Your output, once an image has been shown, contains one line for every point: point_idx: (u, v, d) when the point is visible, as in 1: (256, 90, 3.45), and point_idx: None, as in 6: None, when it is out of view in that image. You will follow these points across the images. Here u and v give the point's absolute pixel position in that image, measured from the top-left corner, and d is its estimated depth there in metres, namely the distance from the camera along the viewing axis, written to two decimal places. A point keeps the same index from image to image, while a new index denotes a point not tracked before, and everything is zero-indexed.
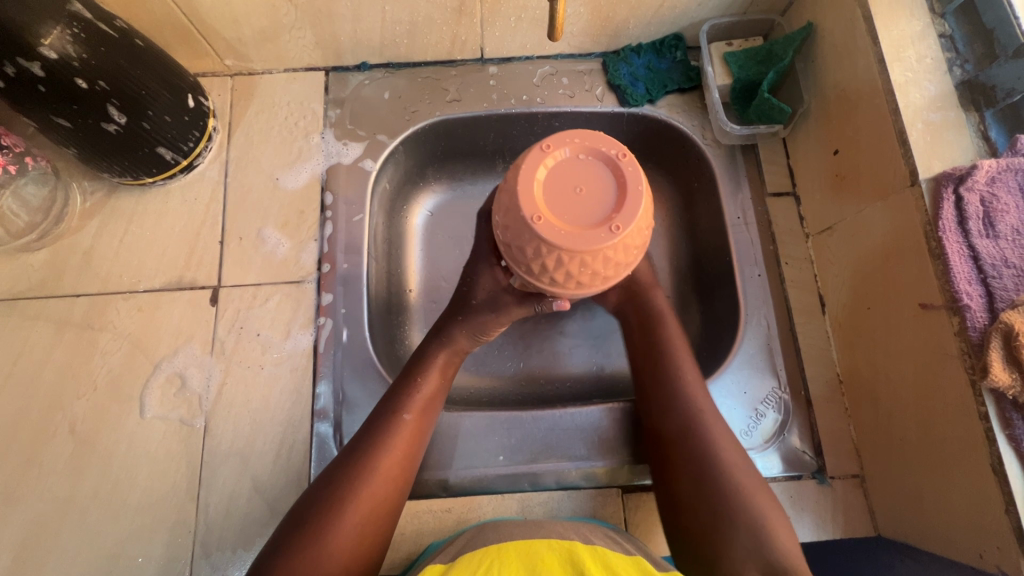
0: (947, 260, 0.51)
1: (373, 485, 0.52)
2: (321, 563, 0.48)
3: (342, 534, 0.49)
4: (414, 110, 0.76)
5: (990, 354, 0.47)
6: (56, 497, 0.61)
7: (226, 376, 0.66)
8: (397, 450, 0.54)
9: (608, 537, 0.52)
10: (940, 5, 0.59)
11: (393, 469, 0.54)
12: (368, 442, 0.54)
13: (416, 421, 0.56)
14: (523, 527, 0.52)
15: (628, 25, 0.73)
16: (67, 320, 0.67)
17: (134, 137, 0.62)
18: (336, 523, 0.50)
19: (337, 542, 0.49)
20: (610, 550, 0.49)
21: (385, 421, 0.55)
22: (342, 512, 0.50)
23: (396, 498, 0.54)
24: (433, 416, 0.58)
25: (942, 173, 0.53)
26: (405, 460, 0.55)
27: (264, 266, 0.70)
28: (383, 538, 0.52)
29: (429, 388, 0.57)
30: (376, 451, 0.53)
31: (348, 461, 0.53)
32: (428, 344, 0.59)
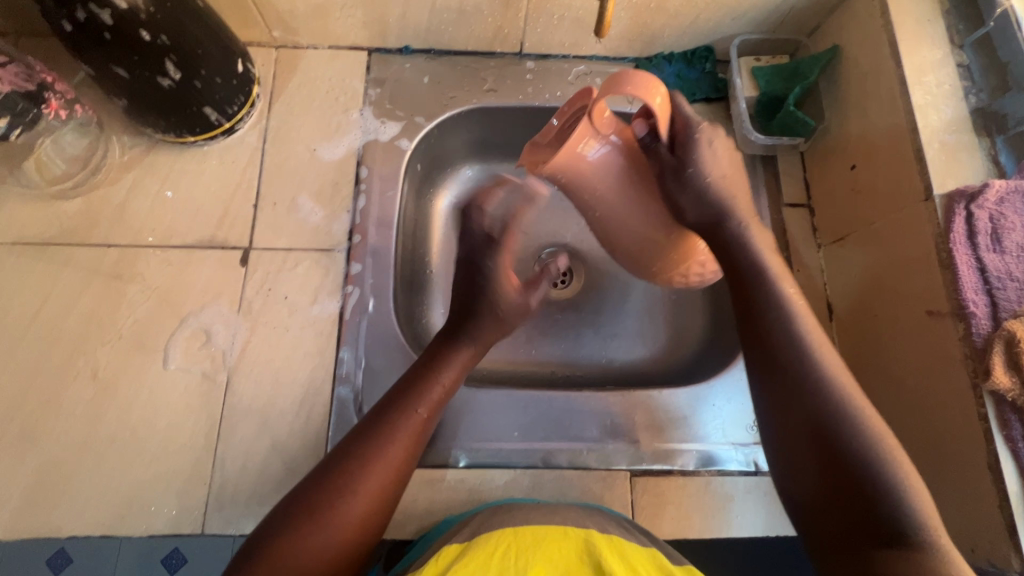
0: (955, 271, 0.54)
1: (380, 470, 0.51)
2: (311, 546, 0.47)
3: (341, 517, 0.48)
4: (452, 96, 0.78)
5: (992, 358, 0.50)
6: (74, 439, 0.62)
7: (251, 335, 0.67)
8: (406, 442, 0.53)
9: (625, 527, 0.54)
10: (959, 38, 0.64)
11: (400, 459, 0.52)
12: (379, 427, 0.53)
13: (426, 416, 0.55)
14: (540, 512, 0.54)
15: (664, 33, 0.76)
16: (97, 268, 0.68)
17: (185, 94, 0.64)
18: (338, 507, 0.48)
19: (337, 523, 0.48)
20: (627, 541, 0.51)
21: (398, 409, 0.54)
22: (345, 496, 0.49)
23: (392, 493, 0.52)
24: (439, 411, 0.57)
25: (955, 191, 0.56)
26: (411, 454, 0.53)
27: (296, 231, 0.71)
28: (378, 529, 0.51)
29: (446, 383, 0.57)
30: (387, 437, 0.52)
31: (358, 443, 0.52)
32: (446, 344, 0.60)
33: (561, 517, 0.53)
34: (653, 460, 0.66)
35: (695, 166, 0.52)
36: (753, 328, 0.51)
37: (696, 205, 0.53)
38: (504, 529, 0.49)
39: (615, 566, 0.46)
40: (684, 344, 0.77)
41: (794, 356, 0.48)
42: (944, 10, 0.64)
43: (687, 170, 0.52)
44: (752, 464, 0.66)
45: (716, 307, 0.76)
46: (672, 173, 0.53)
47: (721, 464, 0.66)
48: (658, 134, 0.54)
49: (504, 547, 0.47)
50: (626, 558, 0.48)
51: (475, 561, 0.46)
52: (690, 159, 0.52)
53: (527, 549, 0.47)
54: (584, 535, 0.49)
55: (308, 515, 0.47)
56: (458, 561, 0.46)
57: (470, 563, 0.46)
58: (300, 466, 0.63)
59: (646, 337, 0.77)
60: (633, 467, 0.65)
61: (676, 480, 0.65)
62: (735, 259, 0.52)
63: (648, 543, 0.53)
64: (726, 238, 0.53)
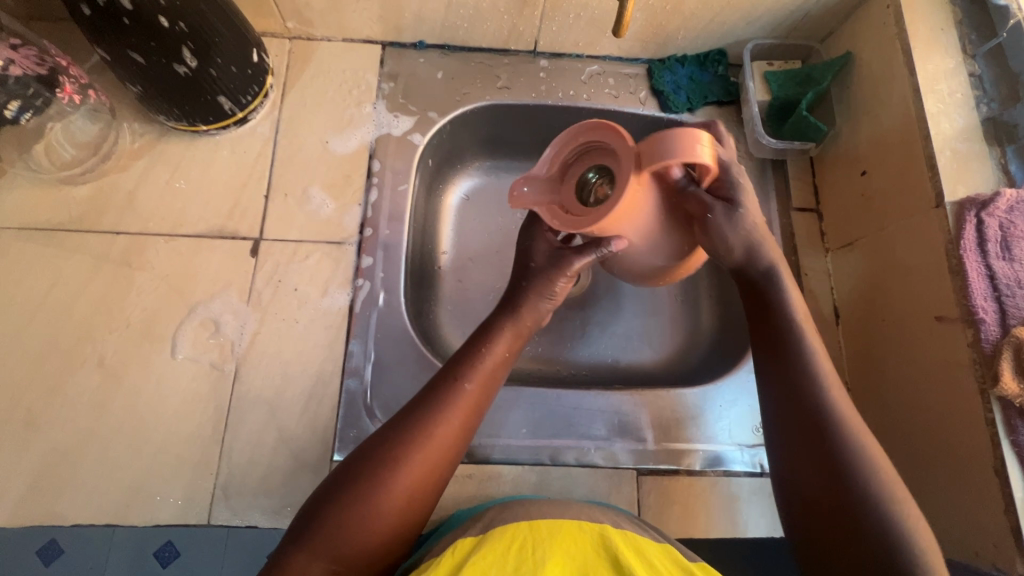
0: (966, 278, 0.55)
1: (429, 448, 0.50)
2: (364, 522, 0.47)
3: (393, 490, 0.48)
4: (465, 92, 0.79)
5: (1001, 364, 0.51)
6: (80, 427, 0.61)
7: (260, 326, 0.66)
8: (455, 420, 0.52)
9: (636, 523, 0.54)
10: (971, 48, 0.64)
11: (450, 440, 0.52)
12: (429, 404, 0.53)
13: (476, 392, 0.54)
14: (552, 506, 0.54)
15: (678, 35, 0.76)
16: (105, 255, 0.67)
17: (200, 82, 0.63)
18: (385, 487, 0.48)
19: (390, 497, 0.48)
20: (639, 535, 0.52)
21: (447, 387, 0.54)
22: (399, 469, 0.49)
23: (442, 472, 0.51)
24: (492, 391, 0.56)
25: (966, 198, 0.57)
26: (461, 430, 0.53)
27: (307, 223, 0.71)
28: (430, 503, 0.51)
29: (495, 362, 0.56)
30: (436, 414, 0.52)
31: (407, 421, 0.52)
32: (497, 316, 0.58)
33: (575, 512, 0.53)
34: (661, 460, 0.66)
35: (744, 207, 0.52)
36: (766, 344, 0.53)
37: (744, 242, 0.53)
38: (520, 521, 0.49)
39: (632, 562, 0.46)
40: (690, 345, 0.77)
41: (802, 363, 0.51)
42: (957, 20, 0.65)
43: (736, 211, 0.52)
44: (758, 466, 0.66)
45: (722, 310, 0.77)
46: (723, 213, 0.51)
47: (727, 465, 0.66)
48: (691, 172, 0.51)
49: (521, 537, 0.47)
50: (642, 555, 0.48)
51: (492, 553, 0.46)
52: (736, 201, 0.52)
53: (543, 540, 0.47)
54: (600, 530, 0.49)
55: (360, 490, 0.48)
56: (472, 554, 0.46)
57: (487, 554, 0.46)
58: (308, 458, 0.62)
59: (653, 337, 0.78)
60: (640, 466, 0.66)
61: (683, 480, 0.65)
62: (762, 296, 0.54)
63: (661, 539, 0.53)
64: (755, 276, 0.54)
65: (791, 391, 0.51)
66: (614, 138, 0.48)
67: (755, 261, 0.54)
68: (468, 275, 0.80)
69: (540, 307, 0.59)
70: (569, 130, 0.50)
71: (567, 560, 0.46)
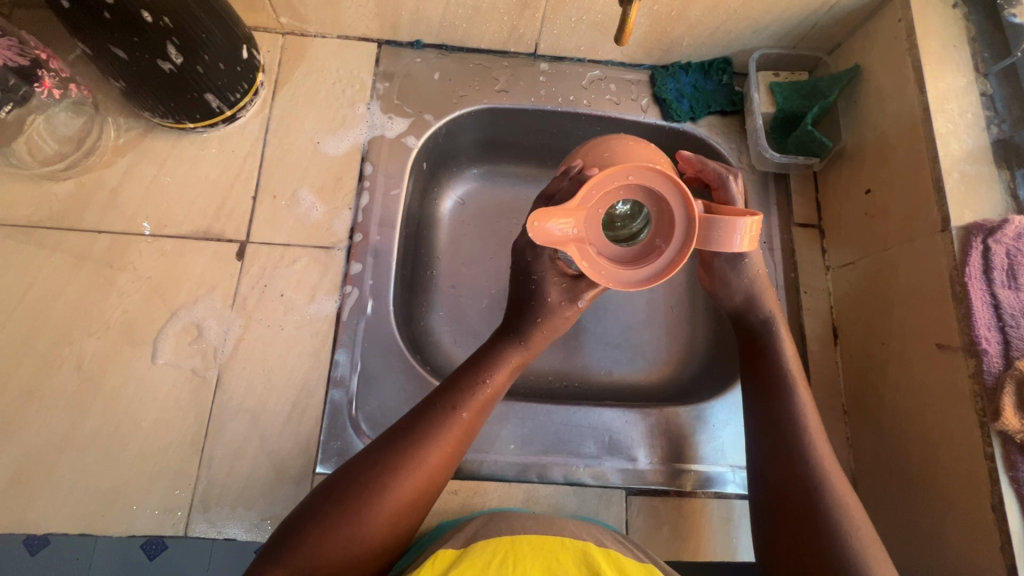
0: (969, 305, 0.53)
1: (416, 474, 0.50)
2: (344, 545, 0.47)
3: (379, 511, 0.48)
4: (463, 94, 0.76)
5: (1003, 398, 0.50)
6: (54, 432, 0.60)
7: (244, 333, 0.64)
8: (446, 445, 0.52)
9: (621, 543, 0.53)
10: (984, 66, 0.62)
11: (438, 466, 0.51)
12: (424, 427, 0.52)
13: (470, 419, 0.54)
14: (536, 521, 0.53)
15: (682, 42, 0.74)
16: (86, 255, 0.65)
17: (186, 78, 0.61)
18: (367, 510, 0.48)
19: (372, 520, 0.48)
20: (623, 555, 0.49)
21: (441, 412, 0.53)
22: (387, 491, 0.49)
23: (427, 497, 0.51)
24: (485, 416, 0.56)
25: (973, 224, 0.55)
26: (451, 456, 0.52)
27: (296, 227, 0.69)
28: (413, 525, 0.51)
29: (490, 389, 0.55)
30: (428, 438, 0.51)
31: (399, 441, 0.51)
32: (498, 342, 0.58)
33: (558, 526, 0.52)
34: (651, 480, 0.64)
35: (750, 255, 0.59)
36: (755, 374, 0.58)
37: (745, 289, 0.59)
38: (504, 536, 0.49)
39: None
40: (684, 360, 0.76)
41: (781, 391, 0.56)
42: (970, 36, 0.63)
43: (741, 259, 0.59)
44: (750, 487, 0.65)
45: (718, 326, 0.76)
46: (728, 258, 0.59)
47: (720, 487, 0.65)
48: None
49: (503, 554, 0.46)
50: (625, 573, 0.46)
51: (471, 568, 0.45)
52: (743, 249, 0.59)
53: (525, 557, 0.46)
54: (582, 547, 0.48)
55: (345, 509, 0.48)
56: (454, 567, 0.45)
57: (467, 568, 0.44)
58: (289, 469, 0.61)
59: (647, 350, 0.76)
60: (630, 486, 0.64)
61: (673, 500, 0.64)
62: (759, 343, 0.59)
63: (647, 560, 0.52)
64: (754, 324, 0.60)
65: (780, 426, 0.55)
66: (674, 192, 0.43)
67: (754, 309, 0.60)
68: (461, 281, 0.78)
69: (546, 338, 0.59)
70: (623, 168, 0.43)
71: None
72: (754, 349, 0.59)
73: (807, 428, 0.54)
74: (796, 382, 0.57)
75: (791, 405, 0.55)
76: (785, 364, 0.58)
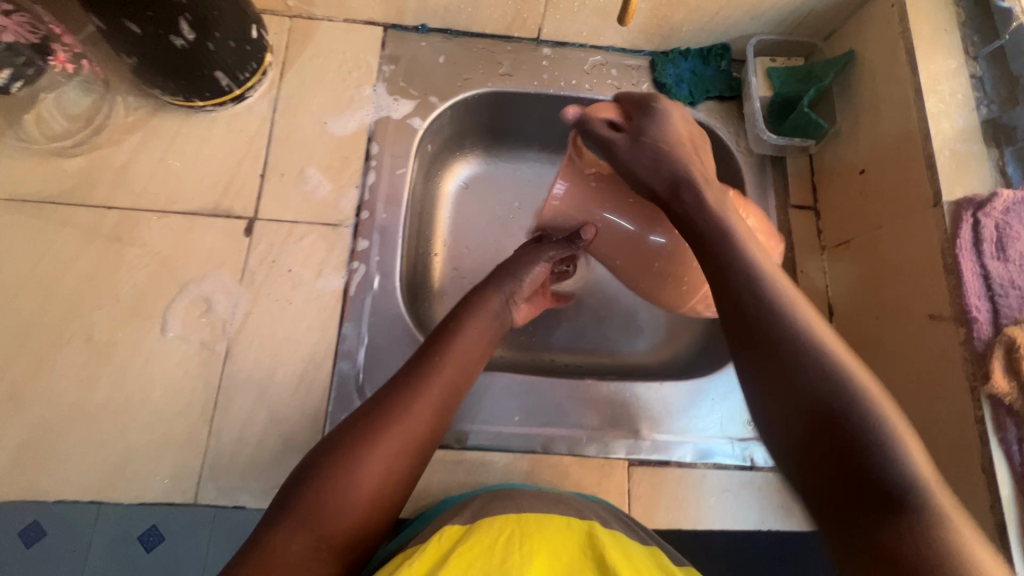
0: (959, 276, 0.55)
1: (400, 431, 0.50)
2: (336, 508, 0.46)
3: (372, 466, 0.48)
4: (467, 78, 0.78)
5: (992, 363, 0.51)
6: (64, 403, 0.60)
7: (252, 307, 0.65)
8: (428, 402, 0.52)
9: (626, 524, 0.55)
10: (973, 49, 0.65)
11: (422, 423, 0.52)
12: (416, 381, 0.53)
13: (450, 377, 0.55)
14: (544, 500, 0.54)
15: (682, 28, 0.76)
16: (96, 230, 0.66)
17: (198, 56, 0.62)
18: (356, 472, 0.47)
19: (359, 481, 0.47)
20: (629, 541, 0.51)
21: (421, 371, 0.54)
22: (384, 441, 0.49)
23: (416, 457, 0.51)
24: (466, 375, 0.57)
25: (963, 198, 0.57)
26: (434, 415, 0.53)
27: (303, 204, 0.70)
28: (407, 483, 0.51)
29: (462, 347, 0.58)
30: (422, 390, 0.53)
31: (395, 396, 0.52)
32: (466, 306, 0.61)
33: (564, 506, 0.53)
34: (651, 451, 0.66)
35: (651, 136, 0.53)
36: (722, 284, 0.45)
37: (649, 169, 0.52)
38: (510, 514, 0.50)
39: (617, 562, 0.46)
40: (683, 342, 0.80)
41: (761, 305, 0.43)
42: (960, 21, 0.65)
43: (641, 141, 0.53)
44: (748, 459, 0.67)
45: None
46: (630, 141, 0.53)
47: (719, 458, 0.66)
48: (597, 120, 0.55)
49: (509, 531, 0.47)
50: (628, 556, 0.47)
51: (479, 543, 0.46)
52: (644, 133, 0.53)
53: (533, 536, 0.47)
54: (588, 530, 0.49)
55: (345, 463, 0.48)
56: (462, 542, 0.46)
57: (475, 545, 0.45)
58: (297, 440, 0.62)
59: (647, 332, 0.81)
60: (631, 456, 0.65)
61: (673, 471, 0.65)
62: (710, 245, 0.47)
63: (650, 541, 0.54)
64: (698, 226, 0.48)
65: None
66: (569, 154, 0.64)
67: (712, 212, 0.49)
68: (464, 262, 0.80)
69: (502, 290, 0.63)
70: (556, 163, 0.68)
71: (553, 557, 0.46)
72: (708, 255, 0.47)
73: (843, 381, 0.39)
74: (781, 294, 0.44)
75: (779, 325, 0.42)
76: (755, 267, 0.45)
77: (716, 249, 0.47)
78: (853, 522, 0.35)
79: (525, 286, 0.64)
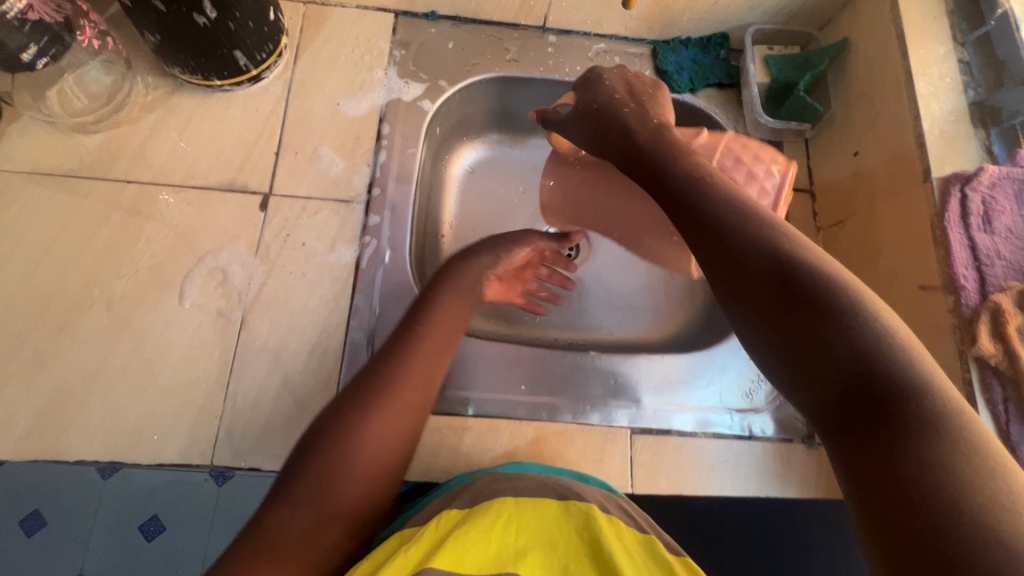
0: (948, 247, 0.58)
1: (388, 405, 0.52)
2: (336, 479, 0.48)
3: (365, 438, 0.50)
4: (475, 63, 0.81)
5: (979, 327, 0.54)
6: (85, 368, 0.62)
7: (267, 278, 0.68)
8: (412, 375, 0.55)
9: (625, 509, 0.55)
10: (961, 36, 0.68)
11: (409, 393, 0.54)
12: (403, 356, 0.56)
13: (432, 351, 0.58)
14: (539, 482, 0.55)
15: (682, 17, 0.79)
16: (116, 203, 0.68)
17: (218, 35, 0.65)
18: (352, 444, 0.50)
19: (354, 454, 0.49)
20: (624, 525, 0.52)
21: (400, 348, 0.57)
22: (378, 414, 0.52)
23: (409, 428, 0.53)
24: (446, 349, 0.60)
25: (952, 174, 0.60)
26: (421, 388, 0.55)
27: (316, 181, 0.72)
28: (403, 453, 0.53)
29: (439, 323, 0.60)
30: (404, 366, 0.55)
31: (383, 371, 0.55)
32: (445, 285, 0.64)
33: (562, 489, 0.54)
34: (653, 420, 0.68)
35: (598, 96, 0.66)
36: (707, 240, 0.48)
37: (595, 114, 0.65)
38: (507, 500, 0.51)
39: (615, 552, 0.47)
40: (683, 321, 0.83)
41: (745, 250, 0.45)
42: (949, 9, 0.68)
43: (590, 105, 0.66)
44: (746, 430, 0.69)
45: None
46: (575, 120, 0.67)
47: (719, 428, 0.69)
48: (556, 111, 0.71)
49: (506, 522, 0.49)
50: (623, 544, 0.49)
51: (476, 530, 0.47)
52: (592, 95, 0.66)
53: (527, 531, 0.49)
54: (584, 514, 0.51)
55: (341, 436, 0.50)
56: (460, 527, 0.48)
57: (472, 532, 0.47)
58: (311, 405, 0.64)
59: (647, 312, 0.83)
60: (633, 424, 0.68)
61: (674, 439, 0.68)
62: (692, 210, 0.50)
63: (647, 529, 0.54)
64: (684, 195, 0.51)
65: None
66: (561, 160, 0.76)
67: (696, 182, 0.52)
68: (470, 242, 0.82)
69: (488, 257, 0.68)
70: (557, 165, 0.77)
71: (547, 548, 0.48)
72: (692, 219, 0.50)
73: (839, 308, 0.40)
74: (767, 237, 0.46)
75: (765, 265, 0.44)
76: (733, 218, 0.47)
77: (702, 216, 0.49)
78: (864, 439, 0.36)
79: (514, 256, 0.70)
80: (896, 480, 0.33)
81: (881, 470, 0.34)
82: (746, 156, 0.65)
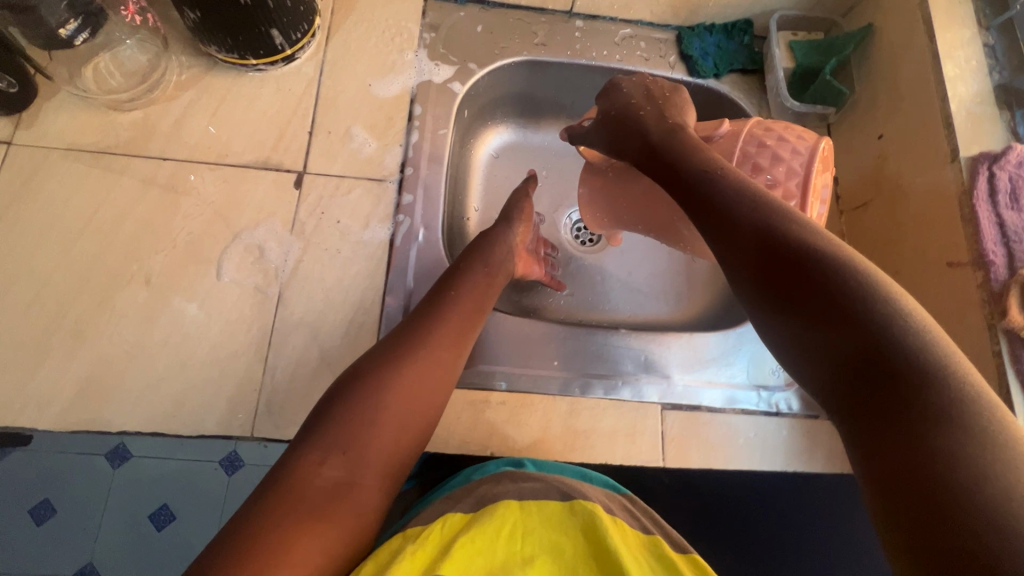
0: (976, 224, 0.60)
1: (406, 375, 0.53)
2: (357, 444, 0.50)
3: (383, 407, 0.52)
4: (504, 46, 0.81)
5: (1010, 299, 0.56)
6: (125, 341, 0.63)
7: (303, 254, 0.68)
8: (429, 348, 0.56)
9: (627, 509, 0.56)
10: (985, 21, 0.69)
11: (425, 365, 0.55)
12: (426, 329, 0.57)
13: (451, 326, 0.58)
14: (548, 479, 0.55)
15: (708, 2, 0.80)
16: (153, 179, 0.69)
17: (257, 13, 0.65)
18: (373, 412, 0.51)
19: (377, 419, 0.51)
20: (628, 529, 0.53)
21: (422, 322, 0.58)
22: (399, 381, 0.53)
23: (428, 399, 0.54)
24: (468, 324, 0.60)
25: (980, 154, 0.62)
26: (438, 360, 0.56)
27: (350, 160, 0.73)
28: (424, 421, 0.54)
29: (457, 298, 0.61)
30: (422, 341, 0.56)
31: (403, 345, 0.56)
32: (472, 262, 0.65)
33: (567, 488, 0.54)
34: (683, 396, 0.69)
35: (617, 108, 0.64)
36: (713, 222, 0.50)
37: (610, 125, 0.64)
38: (513, 502, 0.51)
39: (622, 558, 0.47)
40: (707, 303, 0.84)
41: (749, 231, 0.47)
42: None
43: (607, 116, 0.65)
44: (775, 406, 0.70)
45: None
46: (597, 130, 0.66)
47: (747, 405, 0.70)
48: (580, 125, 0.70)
49: (510, 526, 0.48)
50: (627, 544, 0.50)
51: (481, 536, 0.47)
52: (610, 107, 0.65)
53: (529, 537, 0.48)
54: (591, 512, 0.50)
55: (360, 405, 0.51)
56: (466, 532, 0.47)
57: (476, 537, 0.47)
58: None
59: (670, 294, 0.85)
60: (664, 400, 0.69)
61: (704, 415, 0.69)
62: (700, 193, 0.51)
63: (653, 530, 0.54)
64: (691, 177, 0.53)
65: None
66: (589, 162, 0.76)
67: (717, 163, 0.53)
68: None
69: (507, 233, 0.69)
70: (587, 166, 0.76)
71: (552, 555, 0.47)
72: (698, 202, 0.51)
73: (847, 288, 0.40)
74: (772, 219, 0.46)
75: (770, 246, 0.45)
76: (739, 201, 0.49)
77: (711, 197, 0.50)
78: (868, 415, 0.37)
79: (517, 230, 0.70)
80: (894, 451, 0.35)
81: (882, 444, 0.36)
82: (771, 138, 0.58)
